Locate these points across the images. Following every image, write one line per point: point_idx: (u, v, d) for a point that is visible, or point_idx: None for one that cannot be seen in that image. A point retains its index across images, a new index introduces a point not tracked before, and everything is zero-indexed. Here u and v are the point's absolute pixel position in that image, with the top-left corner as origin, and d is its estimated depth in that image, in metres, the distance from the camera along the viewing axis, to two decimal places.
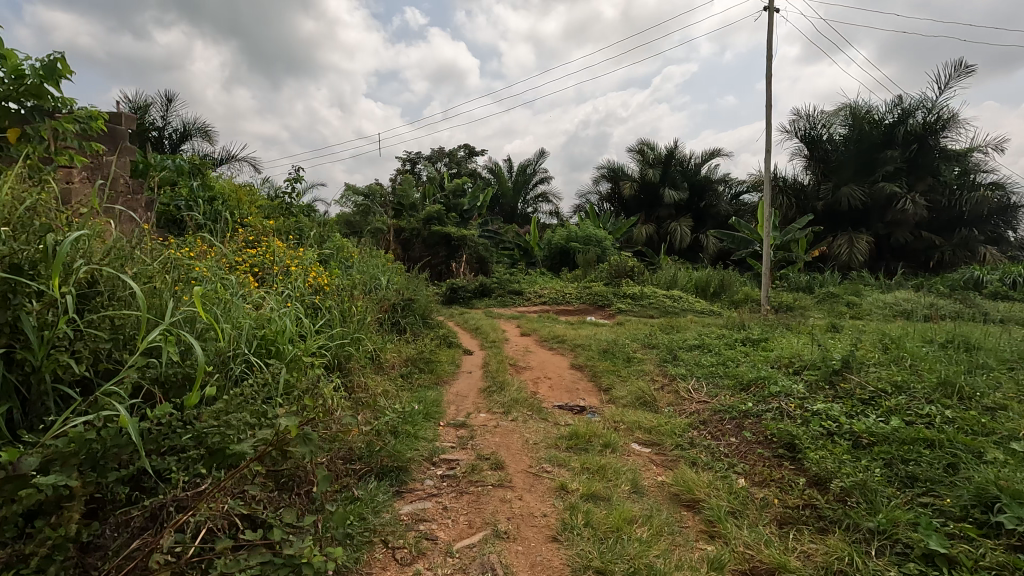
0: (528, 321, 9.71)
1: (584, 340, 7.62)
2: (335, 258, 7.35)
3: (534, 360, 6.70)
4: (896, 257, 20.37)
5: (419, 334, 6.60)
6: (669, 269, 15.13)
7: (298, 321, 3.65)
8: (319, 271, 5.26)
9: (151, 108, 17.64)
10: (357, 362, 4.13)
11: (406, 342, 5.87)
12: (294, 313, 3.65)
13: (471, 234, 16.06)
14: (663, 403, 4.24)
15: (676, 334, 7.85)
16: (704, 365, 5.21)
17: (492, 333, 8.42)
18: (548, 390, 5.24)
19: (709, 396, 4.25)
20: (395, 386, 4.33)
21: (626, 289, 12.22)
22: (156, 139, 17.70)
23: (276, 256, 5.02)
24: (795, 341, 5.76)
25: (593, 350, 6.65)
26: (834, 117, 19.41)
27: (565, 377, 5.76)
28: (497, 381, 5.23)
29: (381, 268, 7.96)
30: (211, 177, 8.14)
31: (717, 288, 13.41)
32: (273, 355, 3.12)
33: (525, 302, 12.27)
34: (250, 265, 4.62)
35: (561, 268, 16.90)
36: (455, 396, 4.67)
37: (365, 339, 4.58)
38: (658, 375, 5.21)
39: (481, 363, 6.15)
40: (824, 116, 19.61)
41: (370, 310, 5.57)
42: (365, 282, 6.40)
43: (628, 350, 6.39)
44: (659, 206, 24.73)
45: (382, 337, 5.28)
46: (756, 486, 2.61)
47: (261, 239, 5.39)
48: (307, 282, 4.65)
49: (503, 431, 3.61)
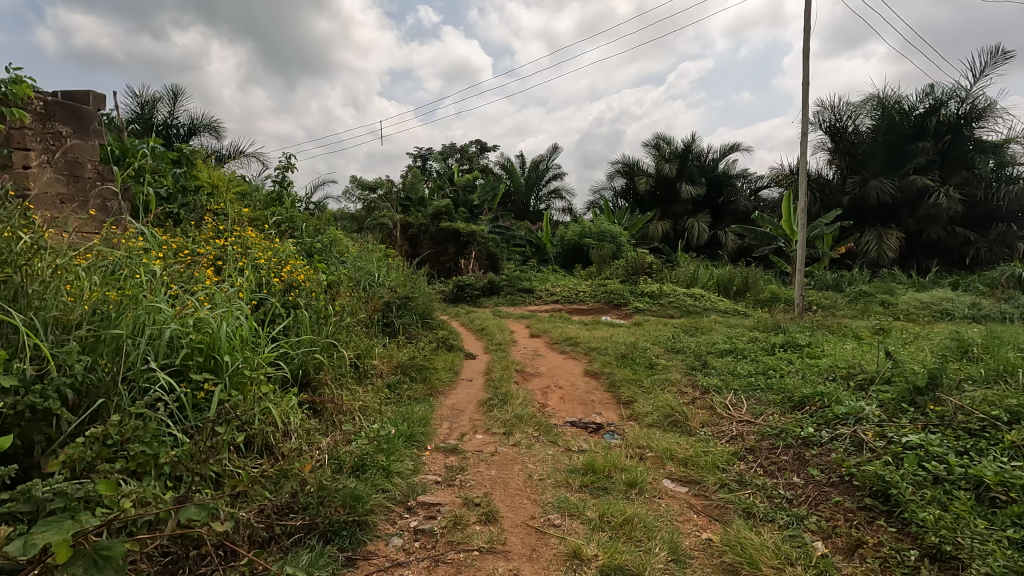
0: (539, 321, 9.01)
1: (600, 343, 6.89)
2: (327, 253, 6.72)
3: (543, 365, 6.00)
4: (928, 255, 19.25)
5: (415, 336, 5.93)
6: (688, 266, 14.32)
7: (253, 325, 3.00)
8: (299, 265, 4.62)
9: (159, 104, 17.26)
10: (329, 371, 3.48)
11: (399, 346, 5.21)
12: (248, 315, 3.01)
13: (480, 230, 15.39)
14: (696, 422, 3.53)
15: (701, 337, 7.10)
16: (741, 375, 4.47)
17: (499, 334, 7.72)
18: (558, 403, 4.54)
19: (753, 415, 3.52)
20: (377, 402, 3.68)
21: (644, 287, 11.46)
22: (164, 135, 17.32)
23: (248, 247, 4.39)
24: (844, 347, 4.98)
25: (611, 355, 5.94)
26: (860, 108, 18.41)
27: (578, 387, 5.06)
28: (500, 391, 4.56)
29: (379, 264, 7.31)
30: (197, 167, 7.57)
31: (741, 286, 12.58)
32: (212, 370, 2.48)
33: (536, 300, 11.59)
34: (214, 256, 3.99)
35: (574, 265, 16.17)
36: (449, 412, 4.00)
37: (346, 345, 3.94)
38: (686, 386, 4.49)
39: (484, 370, 5.47)
40: (850, 107, 18.61)
41: (358, 310, 4.92)
42: (355, 279, 5.74)
43: (650, 356, 5.67)
44: (676, 202, 23.85)
45: (369, 341, 4.61)
46: (843, 557, 1.90)
47: (235, 228, 4.76)
48: (279, 278, 4.01)
49: (502, 461, 2.93)
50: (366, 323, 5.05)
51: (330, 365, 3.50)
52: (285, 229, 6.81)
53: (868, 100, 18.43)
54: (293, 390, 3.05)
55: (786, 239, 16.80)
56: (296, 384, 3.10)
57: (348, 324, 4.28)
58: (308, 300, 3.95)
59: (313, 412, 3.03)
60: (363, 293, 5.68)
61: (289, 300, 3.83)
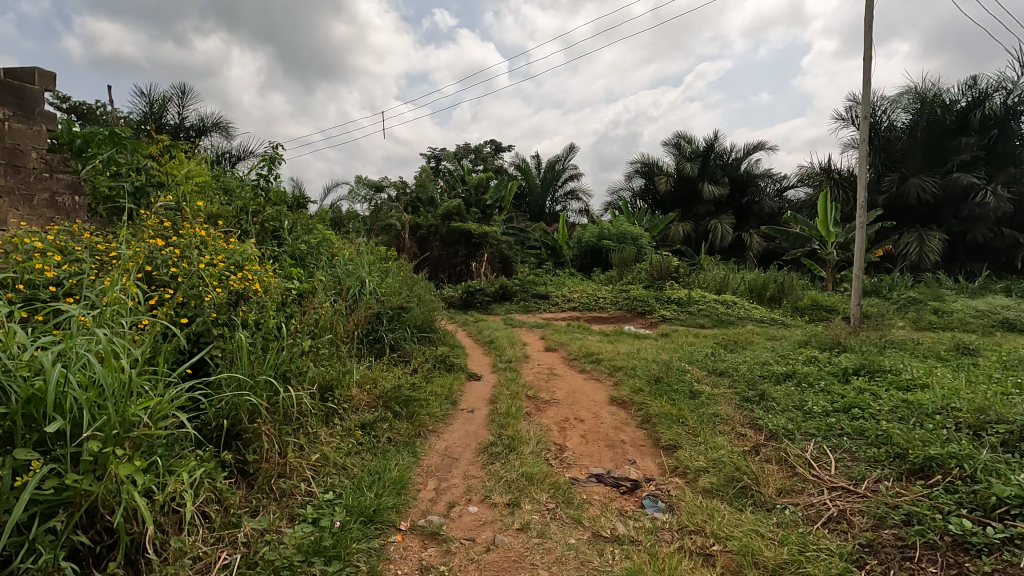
0: (555, 332, 8.06)
1: (626, 361, 5.92)
2: (313, 258, 5.87)
3: (559, 389, 5.04)
4: (973, 258, 17.86)
5: (408, 354, 5.04)
6: (716, 271, 13.27)
7: (140, 362, 2.11)
8: (260, 271, 3.75)
9: (169, 104, 16.67)
10: (270, 416, 2.61)
11: (386, 369, 4.33)
12: (133, 347, 2.15)
13: (493, 231, 14.51)
14: (772, 490, 2.59)
15: (743, 354, 6.09)
16: (814, 415, 3.48)
17: (509, 348, 6.80)
18: (579, 446, 3.62)
19: (854, 483, 2.57)
20: (340, 453, 2.81)
21: (670, 293, 10.46)
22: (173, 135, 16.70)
23: (194, 249, 3.51)
24: (942, 376, 3.93)
25: (641, 377, 4.99)
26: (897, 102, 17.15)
27: (602, 423, 4.10)
28: (504, 429, 3.62)
29: (373, 268, 6.43)
30: (177, 161, 6.80)
31: (776, 293, 11.48)
32: (48, 444, 1.62)
33: (552, 307, 10.61)
34: (141, 260, 3.12)
35: (592, 269, 15.20)
36: (438, 462, 3.12)
37: (303, 375, 3.05)
38: (742, 428, 3.53)
39: (488, 397, 4.54)
40: (885, 101, 17.36)
41: (330, 328, 4.03)
42: (334, 289, 4.87)
43: (690, 380, 4.71)
44: (698, 202, 22.74)
45: (344, 366, 3.75)
46: None
47: (185, 223, 3.91)
48: (219, 290, 3.12)
49: (498, 563, 2.03)
50: (344, 345, 4.19)
51: (282, 399, 2.62)
52: (267, 230, 5.96)
53: (905, 93, 17.16)
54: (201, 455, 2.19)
55: (822, 240, 15.51)
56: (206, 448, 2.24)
57: (306, 351, 3.40)
58: (258, 315, 3.05)
59: (228, 486, 2.15)
60: (345, 304, 4.81)
61: (227, 319, 2.94)
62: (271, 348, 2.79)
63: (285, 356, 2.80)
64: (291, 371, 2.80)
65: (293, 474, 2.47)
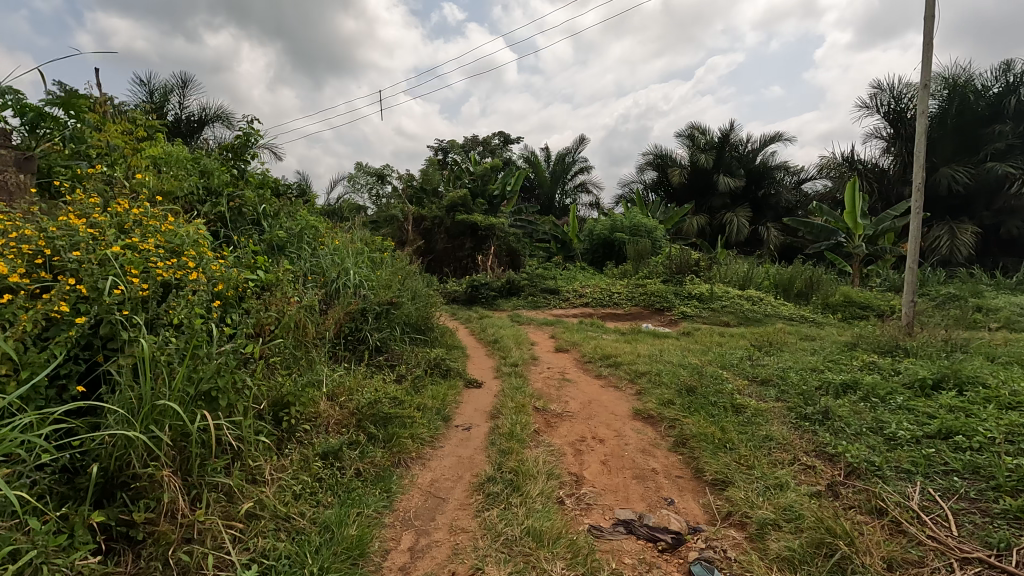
0: (565, 330, 7.33)
1: (648, 365, 5.16)
2: (293, 248, 5.17)
3: (573, 400, 4.31)
4: (1008, 252, 16.83)
5: (396, 360, 4.33)
6: (737, 265, 12.45)
7: None
8: (207, 257, 3.05)
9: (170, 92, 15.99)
10: (182, 451, 1.92)
11: (367, 378, 3.62)
12: None
13: (500, 223, 13.75)
14: (880, 563, 1.85)
15: (782, 357, 5.33)
16: (900, 446, 2.72)
17: (515, 349, 6.05)
18: (602, 477, 2.90)
19: (995, 555, 1.85)
20: (285, 501, 2.11)
21: (691, 288, 9.68)
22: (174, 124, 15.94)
23: (118, 232, 2.81)
24: None
25: (669, 386, 4.27)
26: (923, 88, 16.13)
27: (626, 446, 3.37)
28: (503, 455, 2.90)
29: (362, 260, 5.72)
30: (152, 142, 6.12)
31: (803, 288, 10.68)
32: None
33: (562, 303, 9.85)
34: (40, 240, 2.42)
35: (604, 262, 14.43)
36: (420, 505, 2.42)
37: (244, 391, 2.37)
38: (808, 458, 2.79)
39: (489, 411, 3.81)
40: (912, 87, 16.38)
41: (294, 328, 3.34)
42: (306, 286, 4.18)
43: (728, 390, 3.97)
44: (713, 195, 21.86)
45: (309, 378, 3.07)
46: None
47: (119, 200, 3.20)
48: (140, 280, 2.44)
49: None
50: (313, 349, 3.50)
51: (198, 427, 1.93)
52: (237, 208, 5.16)
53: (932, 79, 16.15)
54: (39, 524, 1.52)
55: (848, 232, 14.62)
56: (52, 511, 1.57)
57: (252, 361, 2.71)
58: (186, 311, 2.37)
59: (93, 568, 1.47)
60: (319, 300, 4.11)
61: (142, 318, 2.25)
62: (195, 353, 2.11)
63: (216, 363, 2.11)
64: (226, 383, 2.13)
65: (206, 537, 1.76)
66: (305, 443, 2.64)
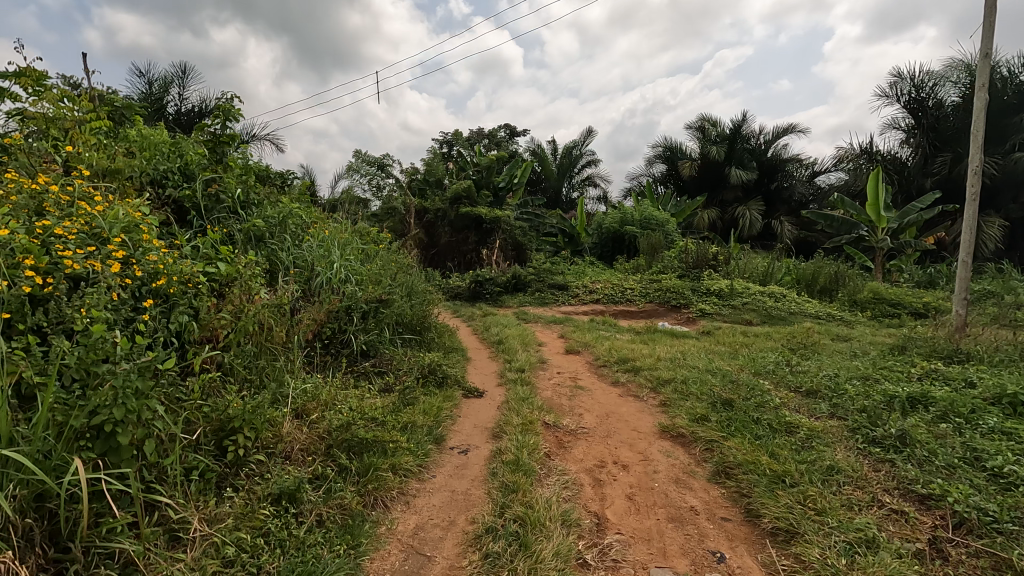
0: (575, 329, 6.74)
1: (671, 371, 4.58)
2: (274, 238, 4.57)
3: (587, 413, 3.74)
4: None
5: (383, 365, 3.77)
6: (756, 259, 11.80)
7: None
8: (143, 246, 2.51)
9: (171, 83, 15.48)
10: (40, 519, 1.37)
11: (345, 392, 3.07)
12: None
13: (506, 215, 13.17)
14: None
15: (823, 361, 4.72)
16: (1014, 491, 2.12)
17: (522, 350, 5.48)
18: (630, 521, 2.33)
19: None
20: (209, 572, 1.58)
21: (709, 284, 9.07)
22: (174, 115, 15.43)
23: (26, 215, 2.27)
24: None
25: (699, 398, 3.68)
26: (946, 76, 15.34)
27: (656, 475, 2.79)
28: (506, 493, 2.34)
29: (352, 253, 5.16)
30: (126, 126, 5.58)
31: (827, 284, 10.03)
32: None
33: (571, 299, 9.27)
34: None
35: (615, 257, 13.83)
36: (398, 569, 1.88)
37: (164, 420, 1.83)
38: (894, 501, 2.21)
39: (491, 428, 3.23)
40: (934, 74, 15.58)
41: (255, 332, 2.79)
42: (278, 283, 3.62)
43: (773, 404, 3.38)
44: (725, 187, 21.15)
45: (266, 395, 2.53)
46: None
47: (42, 176, 2.66)
48: (33, 275, 1.90)
49: None
50: (279, 359, 2.95)
51: (66, 483, 1.38)
52: (212, 192, 4.53)
53: (956, 66, 15.38)
54: None
55: (870, 225, 13.92)
56: None
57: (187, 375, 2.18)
58: (89, 314, 1.82)
59: None
60: (293, 297, 3.55)
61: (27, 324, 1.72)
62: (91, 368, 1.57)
63: (122, 384, 1.57)
64: (136, 409, 1.59)
65: None
66: (255, 479, 2.09)
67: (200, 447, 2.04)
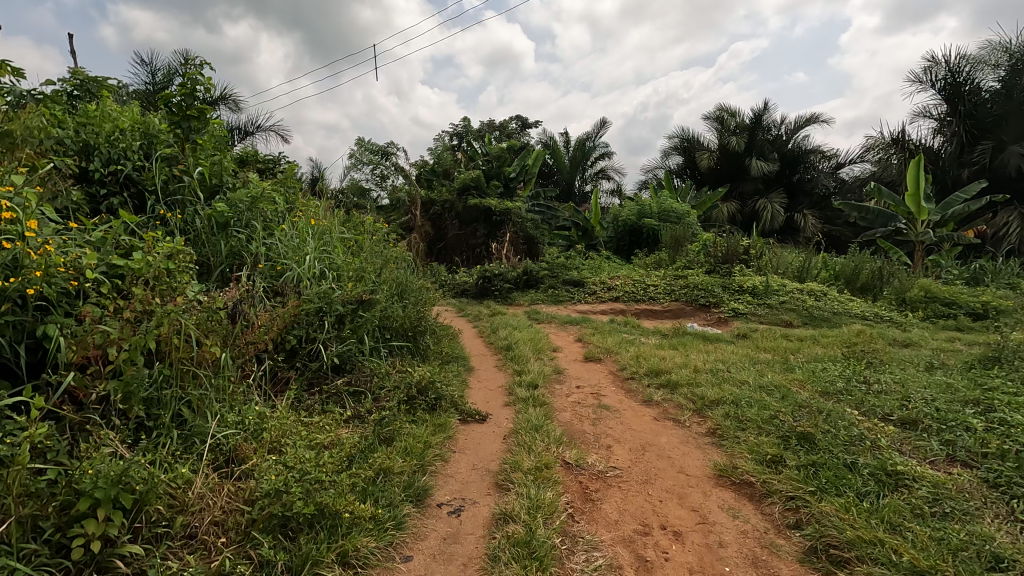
0: (595, 332, 5.94)
1: (716, 387, 3.76)
2: (243, 225, 3.75)
3: (617, 445, 2.93)
4: None
5: (360, 384, 2.99)
6: (788, 254, 10.87)
7: None
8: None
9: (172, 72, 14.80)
10: None
11: (299, 427, 2.29)
12: None
13: (517, 207, 12.33)
14: None
15: (901, 377, 3.88)
16: None
17: (534, 358, 4.69)
18: None
19: None
20: None
21: (741, 280, 8.21)
22: None
23: None
24: None
25: (763, 431, 2.86)
26: (984, 60, 14.14)
27: (723, 549, 2.00)
28: None
29: (334, 246, 4.39)
30: (84, 102, 4.83)
31: (870, 280, 9.10)
32: None
33: (588, 297, 8.46)
34: None
35: (633, 251, 12.99)
36: None
37: None
38: None
39: (494, 473, 2.44)
40: (969, 58, 14.31)
41: (167, 349, 2.03)
42: (226, 287, 2.83)
43: (865, 443, 2.55)
44: (745, 179, 20.11)
45: (165, 449, 1.77)
46: None
47: None
48: None
49: None
50: (205, 388, 2.19)
51: None
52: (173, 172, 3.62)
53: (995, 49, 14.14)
54: None
55: (909, 217, 12.89)
56: None
57: (13, 429, 1.43)
58: None
59: None
60: (244, 298, 2.78)
61: None
62: None
63: None
64: None
65: None
66: None
67: (20, 550, 1.29)
